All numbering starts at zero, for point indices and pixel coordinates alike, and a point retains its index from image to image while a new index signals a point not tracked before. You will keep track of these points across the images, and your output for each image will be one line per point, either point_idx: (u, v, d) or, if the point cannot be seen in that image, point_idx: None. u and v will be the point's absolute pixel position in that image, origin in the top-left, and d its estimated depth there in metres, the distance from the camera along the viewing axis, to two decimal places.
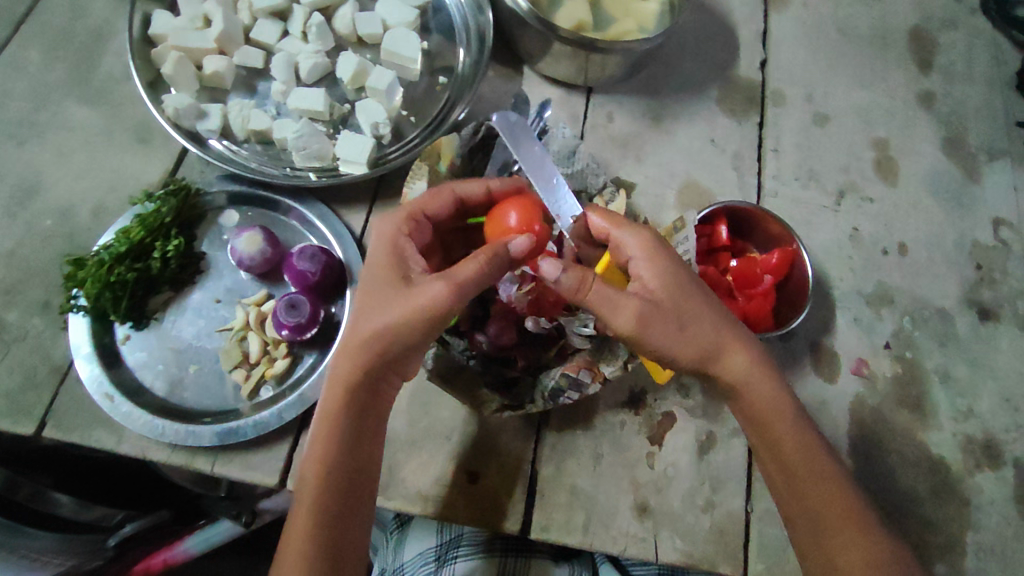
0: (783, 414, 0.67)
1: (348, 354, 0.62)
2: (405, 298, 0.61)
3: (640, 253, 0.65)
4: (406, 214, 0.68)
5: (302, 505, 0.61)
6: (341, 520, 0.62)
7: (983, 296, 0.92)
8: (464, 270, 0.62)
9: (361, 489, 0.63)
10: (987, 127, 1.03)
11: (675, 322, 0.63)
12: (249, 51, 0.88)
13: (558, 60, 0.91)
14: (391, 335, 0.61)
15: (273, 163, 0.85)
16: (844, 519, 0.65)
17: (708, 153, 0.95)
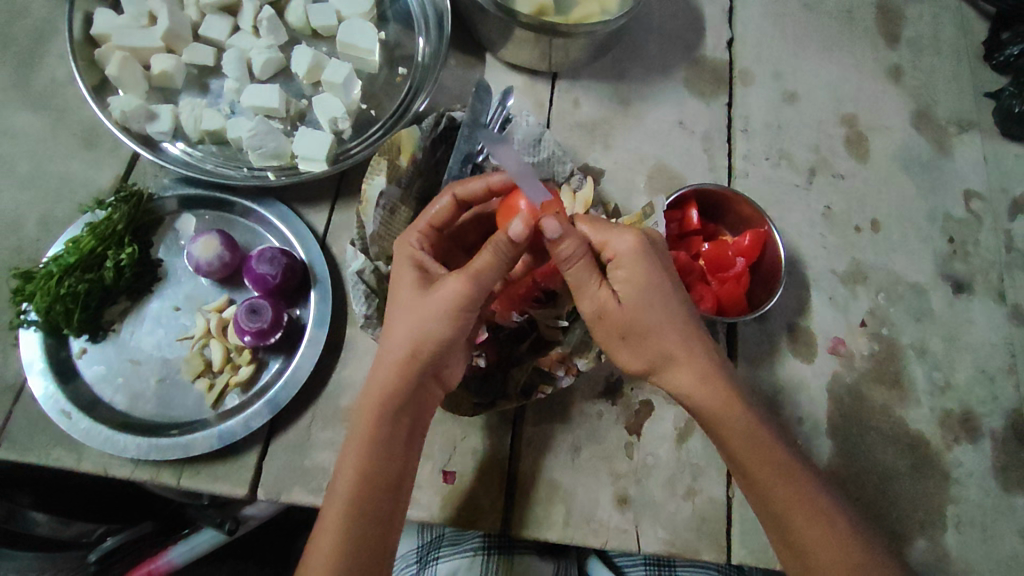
0: (738, 426, 0.64)
1: (386, 364, 0.62)
2: (426, 298, 0.62)
3: (624, 256, 0.63)
4: (415, 228, 0.69)
5: (330, 521, 0.59)
6: (374, 533, 0.60)
7: (956, 269, 0.92)
8: (479, 260, 0.61)
9: (394, 502, 0.62)
10: (956, 98, 1.02)
11: (625, 324, 0.63)
12: (199, 48, 0.84)
13: (520, 46, 0.89)
14: (422, 336, 0.61)
15: (229, 164, 0.82)
16: (809, 524, 0.64)
17: (678, 135, 0.94)
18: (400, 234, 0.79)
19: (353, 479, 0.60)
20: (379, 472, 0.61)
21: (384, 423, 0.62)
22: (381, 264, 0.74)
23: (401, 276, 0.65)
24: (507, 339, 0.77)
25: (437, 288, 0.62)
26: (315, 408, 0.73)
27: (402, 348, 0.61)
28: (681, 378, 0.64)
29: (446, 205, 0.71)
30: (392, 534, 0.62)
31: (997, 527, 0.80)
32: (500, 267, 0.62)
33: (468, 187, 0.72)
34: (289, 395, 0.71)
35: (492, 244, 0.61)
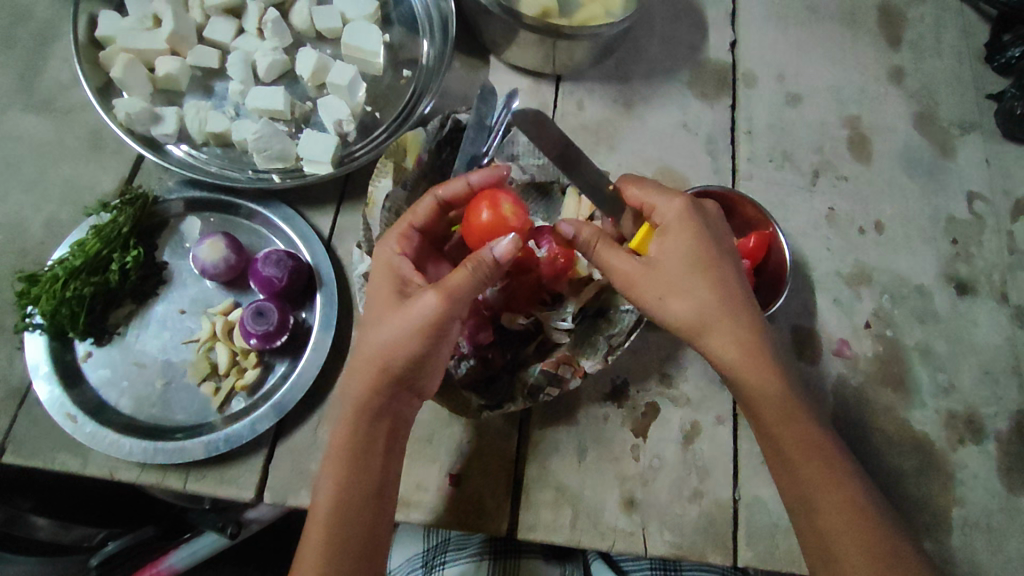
0: (767, 378, 0.66)
1: (358, 377, 0.62)
2: (400, 314, 0.61)
3: (670, 220, 0.67)
4: (397, 232, 0.68)
5: (313, 529, 0.61)
6: (353, 544, 0.61)
7: (960, 270, 0.92)
8: (457, 278, 0.60)
9: (372, 515, 0.62)
10: (958, 100, 1.02)
11: (669, 281, 0.64)
12: (203, 51, 0.84)
13: (525, 48, 0.90)
14: (389, 352, 0.61)
15: (234, 166, 0.82)
16: (820, 474, 0.66)
17: (682, 137, 0.94)
18: None
19: (331, 490, 0.61)
20: (354, 484, 0.62)
21: (356, 434, 0.62)
22: None
23: (377, 288, 0.65)
24: (514, 341, 0.76)
25: (407, 302, 0.61)
26: (322, 410, 0.73)
27: (372, 362, 0.61)
28: (720, 336, 0.65)
29: (429, 206, 0.69)
30: (375, 546, 0.62)
31: (1003, 528, 0.80)
32: (470, 282, 0.60)
33: (449, 186, 0.69)
34: (295, 398, 0.70)
35: (471, 264, 0.60)
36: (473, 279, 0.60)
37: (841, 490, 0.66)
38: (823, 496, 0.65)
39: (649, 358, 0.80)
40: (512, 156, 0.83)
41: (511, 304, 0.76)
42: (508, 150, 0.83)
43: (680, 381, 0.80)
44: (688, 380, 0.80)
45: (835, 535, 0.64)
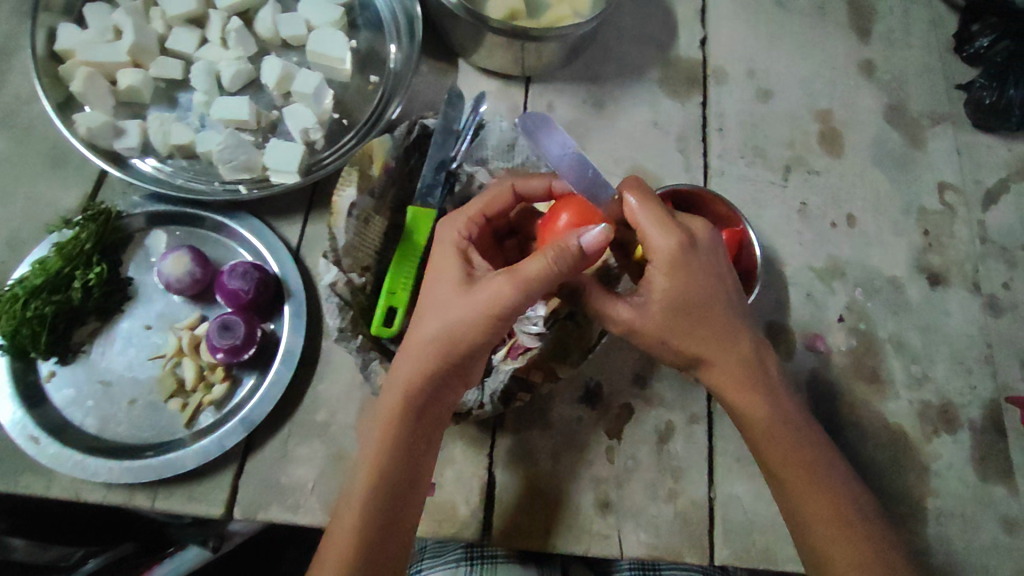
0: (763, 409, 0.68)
1: (410, 360, 0.63)
2: (465, 300, 0.62)
3: (660, 258, 0.63)
4: (466, 216, 0.71)
5: (351, 500, 0.63)
6: (383, 526, 0.63)
7: (932, 262, 0.93)
8: (530, 265, 0.59)
9: (401, 500, 0.64)
10: (928, 92, 1.03)
11: (664, 330, 0.65)
12: (165, 61, 0.83)
13: (492, 51, 0.89)
14: (451, 337, 0.62)
15: (200, 178, 0.81)
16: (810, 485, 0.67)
17: (653, 136, 0.94)
18: (377, 245, 0.78)
19: (373, 467, 0.63)
20: (394, 466, 0.64)
21: (408, 416, 0.64)
22: (354, 276, 0.73)
23: (444, 271, 0.66)
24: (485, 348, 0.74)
25: (476, 289, 0.62)
26: (291, 424, 0.73)
27: (432, 345, 0.62)
28: (714, 377, 0.67)
29: (507, 199, 0.74)
30: (400, 530, 0.64)
31: (976, 517, 0.81)
32: (549, 276, 0.59)
33: (529, 184, 0.76)
34: (262, 412, 0.70)
35: (546, 252, 0.59)
36: (548, 276, 0.59)
37: (834, 501, 0.67)
38: (816, 514, 0.67)
39: (622, 359, 0.80)
40: (481, 160, 0.83)
41: None
42: (477, 153, 0.83)
43: (654, 382, 0.80)
44: (662, 380, 0.80)
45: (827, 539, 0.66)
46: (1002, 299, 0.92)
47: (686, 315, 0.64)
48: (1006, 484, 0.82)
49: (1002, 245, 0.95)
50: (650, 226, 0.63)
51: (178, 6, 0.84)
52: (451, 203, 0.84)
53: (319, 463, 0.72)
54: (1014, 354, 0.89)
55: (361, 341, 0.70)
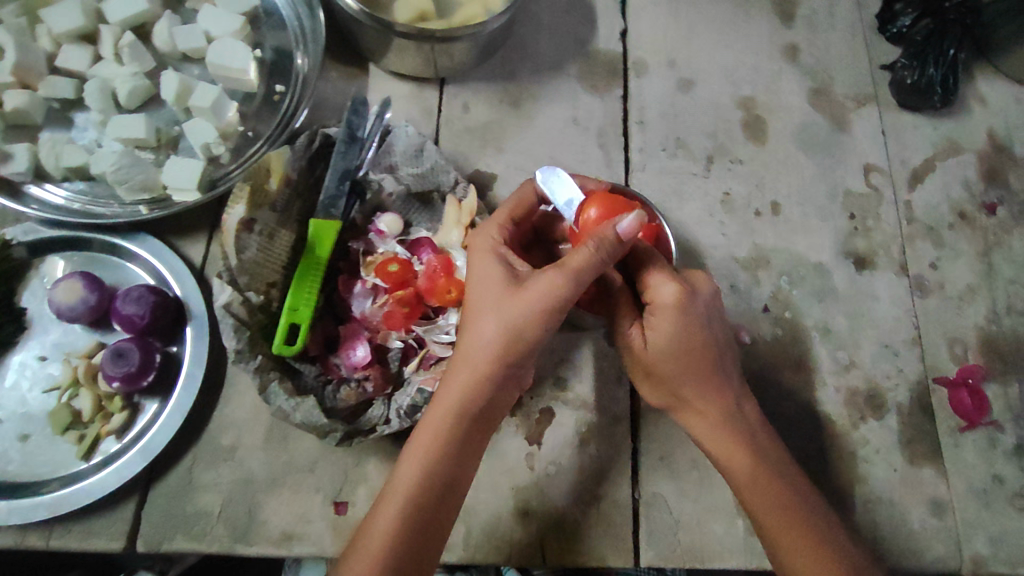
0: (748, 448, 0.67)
1: (467, 363, 0.60)
2: (521, 294, 0.60)
3: (665, 303, 0.64)
4: (496, 221, 0.68)
5: (385, 511, 0.58)
6: (419, 543, 0.58)
7: (858, 246, 0.92)
8: (582, 255, 0.58)
9: (441, 507, 0.60)
10: (853, 73, 1.01)
11: (659, 364, 0.66)
12: (55, 81, 0.80)
13: (401, 55, 0.87)
14: (512, 336, 0.59)
15: (98, 201, 0.79)
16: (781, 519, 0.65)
17: (572, 132, 0.92)
18: (284, 262, 0.75)
19: (420, 475, 0.59)
20: (439, 475, 0.60)
21: (455, 419, 0.60)
22: (252, 295, 0.71)
23: (484, 274, 0.63)
24: (396, 360, 0.75)
25: (531, 287, 0.59)
26: (196, 449, 0.71)
27: (493, 347, 0.60)
28: (697, 418, 0.68)
29: (529, 205, 0.70)
30: (437, 545, 0.60)
31: (904, 501, 0.80)
32: (596, 271, 0.59)
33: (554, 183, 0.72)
34: (162, 440, 0.69)
35: (594, 240, 0.58)
36: (598, 273, 0.59)
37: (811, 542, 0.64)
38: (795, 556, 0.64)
39: (541, 363, 0.79)
40: (390, 167, 0.80)
41: (386, 323, 0.74)
42: (386, 160, 0.80)
43: (574, 383, 0.79)
44: (583, 381, 0.79)
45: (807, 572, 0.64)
46: (929, 279, 0.91)
47: (680, 360, 0.65)
48: (934, 465, 0.82)
49: (929, 225, 0.94)
50: (658, 277, 0.65)
51: (65, 23, 0.80)
52: (361, 213, 0.80)
53: (227, 488, 0.70)
54: (941, 334, 0.89)
55: (261, 361, 0.69)
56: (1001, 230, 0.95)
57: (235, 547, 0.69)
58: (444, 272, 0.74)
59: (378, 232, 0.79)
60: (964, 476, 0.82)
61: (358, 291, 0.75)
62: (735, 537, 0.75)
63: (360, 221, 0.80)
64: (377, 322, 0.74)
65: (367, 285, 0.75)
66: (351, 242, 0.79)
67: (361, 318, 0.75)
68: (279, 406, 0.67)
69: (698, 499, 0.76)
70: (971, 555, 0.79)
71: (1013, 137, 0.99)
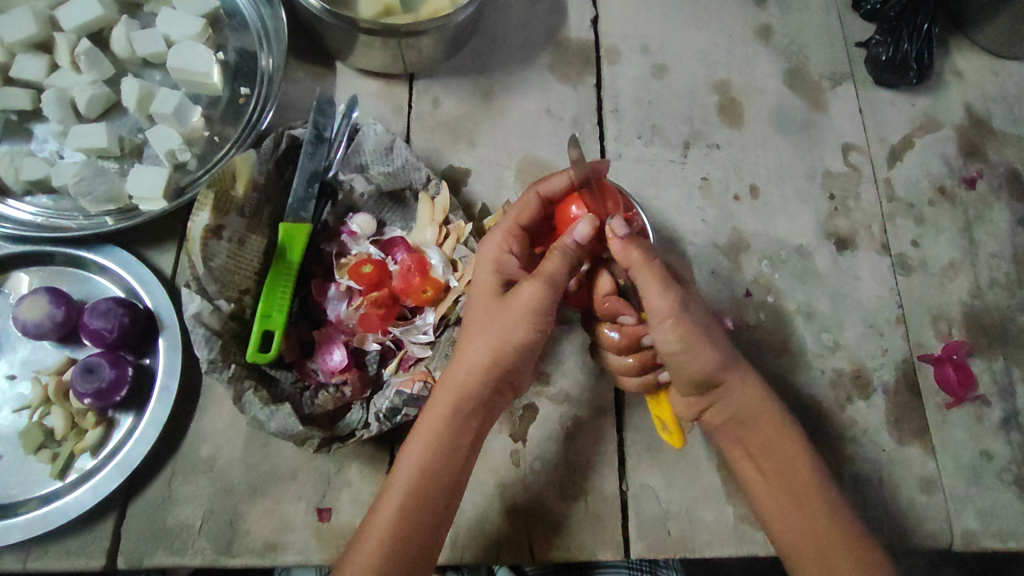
0: (773, 424, 0.69)
1: (461, 375, 0.61)
2: (508, 300, 0.61)
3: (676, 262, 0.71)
4: (505, 228, 0.68)
5: (383, 520, 0.58)
6: (418, 549, 0.58)
7: (839, 226, 0.91)
8: (556, 263, 0.61)
9: (445, 509, 0.60)
10: (829, 51, 1.00)
11: (700, 326, 0.65)
12: (11, 93, 0.78)
13: (367, 51, 0.85)
14: (508, 344, 0.61)
15: (62, 213, 0.77)
16: (810, 495, 0.66)
17: (546, 123, 0.91)
18: (255, 268, 0.73)
19: (421, 482, 0.59)
20: (440, 481, 0.59)
21: (452, 421, 0.61)
22: (223, 303, 0.69)
23: (482, 276, 0.65)
24: (375, 362, 0.74)
25: (520, 291, 0.61)
26: (174, 462, 0.70)
27: (484, 353, 0.61)
28: (734, 392, 0.67)
29: (534, 206, 0.70)
30: (435, 550, 0.59)
31: (894, 481, 0.80)
32: (567, 268, 0.62)
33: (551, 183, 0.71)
34: (138, 455, 0.67)
35: (559, 249, 0.62)
36: (569, 274, 0.62)
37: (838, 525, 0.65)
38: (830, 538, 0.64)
39: None
40: (360, 167, 0.78)
41: (363, 325, 0.72)
42: (356, 160, 0.78)
43: (557, 377, 0.78)
44: (566, 375, 0.78)
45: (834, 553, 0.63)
46: (911, 257, 0.91)
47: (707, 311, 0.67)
48: (922, 443, 0.82)
49: (909, 203, 0.93)
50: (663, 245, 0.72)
51: (17, 32, 0.78)
52: (333, 214, 0.78)
53: (207, 501, 0.69)
54: (925, 311, 0.88)
55: (235, 370, 0.67)
56: (982, 205, 0.94)
57: (218, 559, 0.67)
58: (418, 272, 0.72)
59: (351, 232, 0.77)
60: (952, 453, 0.82)
61: (332, 294, 0.74)
62: (724, 525, 0.74)
63: (332, 223, 0.78)
64: (354, 325, 0.73)
65: (342, 288, 0.74)
66: (324, 244, 0.77)
67: (337, 322, 0.74)
68: (254, 415, 0.65)
69: (686, 488, 0.75)
70: (961, 531, 0.79)
71: (990, 111, 0.98)
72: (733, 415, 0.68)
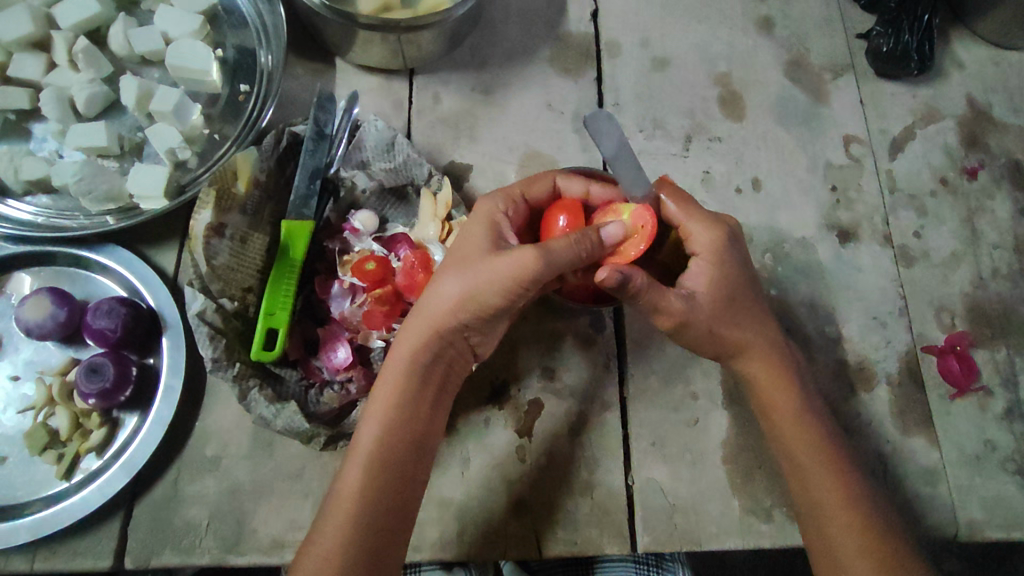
0: (787, 384, 0.70)
1: (421, 327, 0.61)
2: (491, 260, 0.60)
3: (703, 248, 0.67)
4: (506, 194, 0.68)
5: (351, 470, 0.58)
6: (389, 500, 0.58)
7: (841, 218, 0.91)
8: (560, 240, 0.59)
9: (412, 467, 0.60)
10: (829, 43, 0.99)
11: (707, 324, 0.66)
12: (8, 92, 0.77)
13: (367, 47, 0.84)
14: (470, 293, 0.60)
15: (63, 213, 0.76)
16: (816, 458, 0.68)
17: (547, 118, 0.91)
18: (258, 266, 0.73)
19: (384, 431, 0.59)
20: (402, 431, 0.60)
21: (416, 375, 0.61)
22: (226, 301, 0.69)
23: (471, 236, 0.63)
24: (379, 360, 0.74)
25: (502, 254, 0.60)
26: (180, 462, 0.70)
27: (454, 307, 0.61)
28: (750, 364, 0.70)
29: (546, 190, 0.71)
30: (408, 503, 0.60)
31: (898, 472, 0.80)
32: (574, 255, 0.60)
33: (569, 180, 0.72)
34: (144, 454, 0.67)
35: (580, 233, 0.61)
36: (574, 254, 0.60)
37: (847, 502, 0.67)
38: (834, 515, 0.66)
39: (527, 355, 0.78)
40: (361, 163, 0.79)
41: (367, 322, 0.72)
42: (356, 156, 0.78)
43: (562, 371, 0.78)
44: (570, 369, 0.78)
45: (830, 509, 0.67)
46: (914, 248, 0.91)
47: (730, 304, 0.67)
48: (926, 434, 0.82)
49: (911, 194, 0.93)
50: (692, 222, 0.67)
51: (14, 31, 0.77)
52: (335, 211, 0.78)
53: (214, 500, 0.69)
54: (928, 303, 0.88)
55: (240, 369, 0.67)
56: (983, 195, 0.94)
57: (226, 558, 0.67)
58: (422, 268, 0.72)
59: (353, 230, 0.76)
60: (956, 443, 0.82)
61: (335, 291, 0.74)
62: (730, 518, 0.75)
63: (334, 220, 0.78)
64: (358, 323, 0.73)
65: (345, 285, 0.74)
66: (326, 242, 0.77)
67: (340, 319, 0.73)
68: (260, 413, 0.66)
69: (692, 482, 0.76)
70: (966, 521, 0.79)
71: (991, 101, 0.98)
72: (743, 381, 0.71)
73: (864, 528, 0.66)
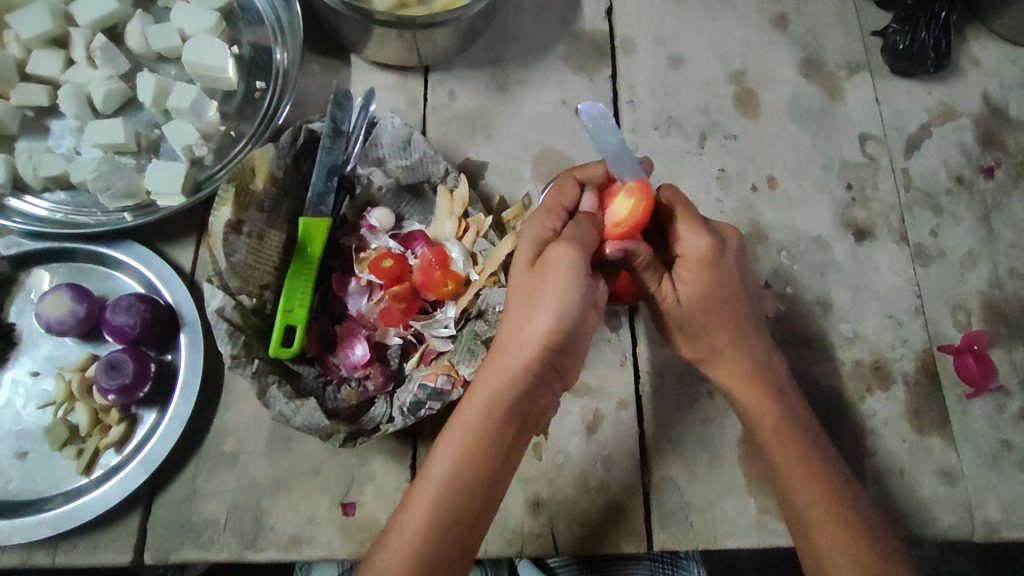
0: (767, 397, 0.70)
1: (498, 358, 0.60)
2: (556, 280, 0.58)
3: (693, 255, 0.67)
4: (548, 207, 0.65)
5: (417, 505, 0.57)
6: (452, 532, 0.57)
7: (857, 217, 0.91)
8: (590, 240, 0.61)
9: (482, 503, 0.58)
10: (845, 40, 0.99)
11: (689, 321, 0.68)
12: (28, 89, 0.78)
13: (383, 44, 0.84)
14: (555, 324, 0.58)
15: (82, 210, 0.76)
16: (802, 475, 0.67)
17: (561, 115, 0.91)
18: (275, 262, 0.73)
19: (454, 465, 0.58)
20: (475, 466, 0.58)
21: (495, 411, 0.59)
22: (244, 298, 0.69)
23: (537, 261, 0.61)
24: (396, 357, 0.74)
25: (557, 266, 0.59)
26: (199, 457, 0.70)
27: (539, 337, 0.58)
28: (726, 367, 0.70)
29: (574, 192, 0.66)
30: (473, 538, 0.58)
31: (914, 471, 0.80)
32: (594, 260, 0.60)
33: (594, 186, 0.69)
34: (162, 450, 0.67)
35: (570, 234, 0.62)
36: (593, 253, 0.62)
37: (827, 501, 0.65)
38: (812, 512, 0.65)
39: None
40: (378, 161, 0.78)
41: (384, 319, 0.73)
42: (373, 154, 0.78)
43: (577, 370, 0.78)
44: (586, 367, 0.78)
45: (822, 528, 0.64)
46: (930, 247, 0.90)
47: (707, 309, 0.67)
48: (942, 434, 0.82)
49: (926, 192, 0.93)
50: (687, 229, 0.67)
51: (33, 27, 0.78)
52: (351, 208, 0.78)
53: (233, 494, 0.69)
54: (944, 302, 0.88)
55: (258, 365, 0.67)
56: (1000, 194, 0.94)
57: (245, 554, 0.68)
58: (439, 265, 0.72)
59: (370, 227, 0.77)
60: (972, 444, 0.82)
61: (352, 288, 0.75)
62: (747, 517, 0.74)
63: (350, 217, 0.78)
64: (377, 319, 0.74)
65: (363, 283, 0.75)
66: (343, 239, 0.77)
67: (358, 316, 0.74)
68: (280, 409, 0.65)
69: (709, 480, 0.75)
70: (982, 522, 0.79)
71: (1007, 99, 0.98)
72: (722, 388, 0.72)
73: (851, 535, 0.64)
